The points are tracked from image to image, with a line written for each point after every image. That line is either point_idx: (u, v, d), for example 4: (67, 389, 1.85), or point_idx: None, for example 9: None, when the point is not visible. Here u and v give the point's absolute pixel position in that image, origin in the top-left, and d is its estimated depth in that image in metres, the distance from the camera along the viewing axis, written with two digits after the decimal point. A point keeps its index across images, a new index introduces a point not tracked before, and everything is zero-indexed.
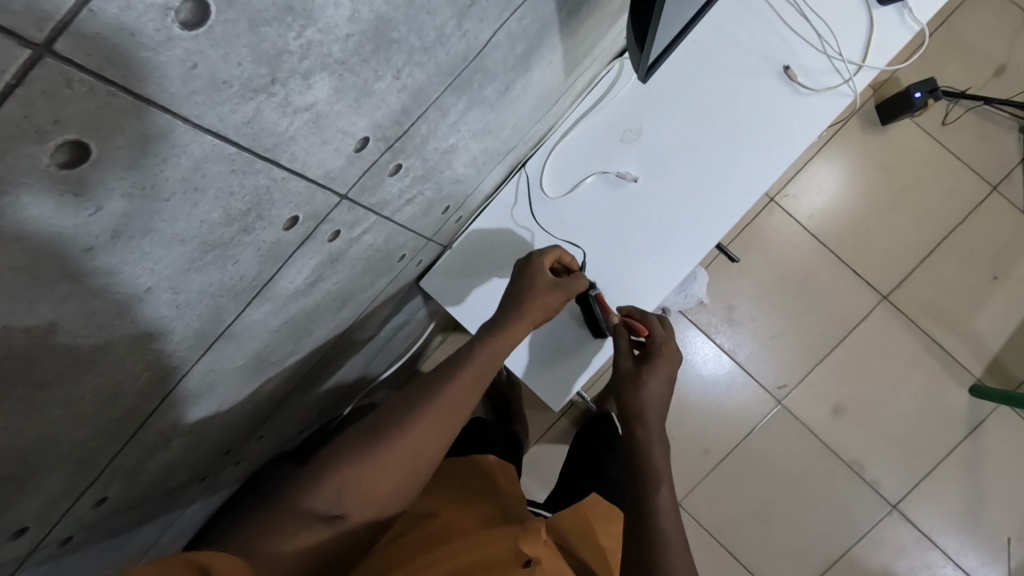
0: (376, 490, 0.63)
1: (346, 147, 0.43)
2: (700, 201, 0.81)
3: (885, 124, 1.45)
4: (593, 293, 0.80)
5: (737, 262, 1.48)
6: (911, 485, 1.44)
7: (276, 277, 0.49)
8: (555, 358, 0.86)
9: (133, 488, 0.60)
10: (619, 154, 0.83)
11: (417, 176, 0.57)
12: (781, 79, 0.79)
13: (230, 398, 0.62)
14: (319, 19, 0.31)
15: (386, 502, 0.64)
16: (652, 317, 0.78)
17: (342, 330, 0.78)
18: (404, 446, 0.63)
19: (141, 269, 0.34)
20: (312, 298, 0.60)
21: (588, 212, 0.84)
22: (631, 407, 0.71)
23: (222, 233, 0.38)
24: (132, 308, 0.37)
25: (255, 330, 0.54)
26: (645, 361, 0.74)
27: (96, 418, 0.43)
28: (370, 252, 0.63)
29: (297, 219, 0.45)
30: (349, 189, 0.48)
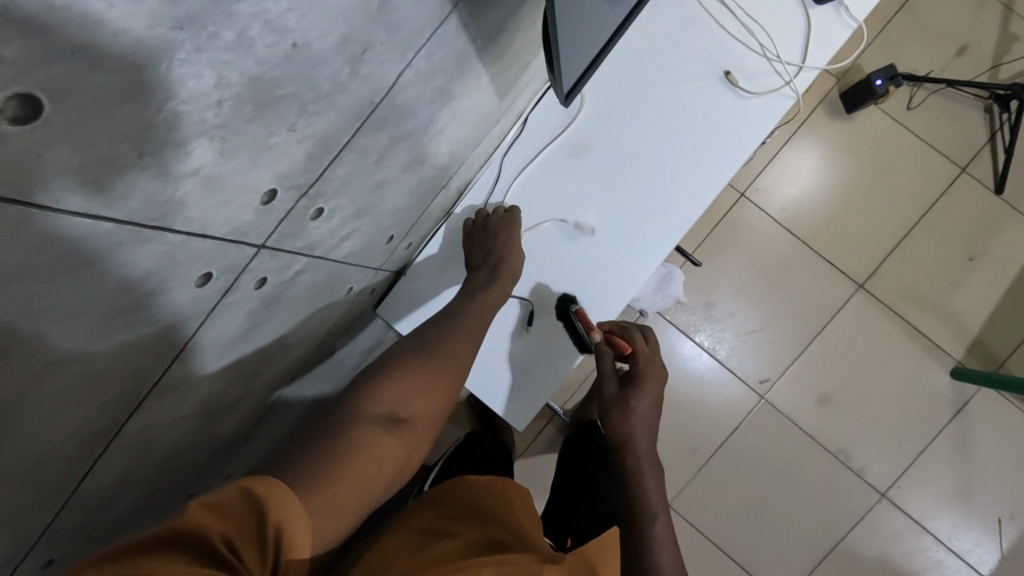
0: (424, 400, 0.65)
1: (251, 201, 0.42)
2: (651, 213, 0.81)
3: (850, 112, 1.44)
4: (574, 309, 0.81)
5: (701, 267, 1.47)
6: (900, 471, 1.44)
7: (201, 330, 0.49)
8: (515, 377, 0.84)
9: (88, 545, 0.59)
10: (567, 171, 0.83)
11: (347, 215, 0.57)
12: (723, 84, 0.79)
13: (178, 446, 0.62)
14: (183, 90, 0.30)
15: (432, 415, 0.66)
16: (634, 333, 0.82)
17: (296, 365, 0.77)
18: (442, 360, 0.69)
19: (34, 351, 0.33)
20: (251, 342, 0.59)
21: (540, 228, 0.83)
22: (620, 436, 0.78)
23: (123, 302, 0.38)
24: (35, 390, 0.36)
25: (190, 382, 0.54)
26: (632, 386, 0.79)
27: (22, 492, 0.43)
28: (312, 290, 0.62)
29: (210, 274, 0.44)
30: (267, 239, 0.48)
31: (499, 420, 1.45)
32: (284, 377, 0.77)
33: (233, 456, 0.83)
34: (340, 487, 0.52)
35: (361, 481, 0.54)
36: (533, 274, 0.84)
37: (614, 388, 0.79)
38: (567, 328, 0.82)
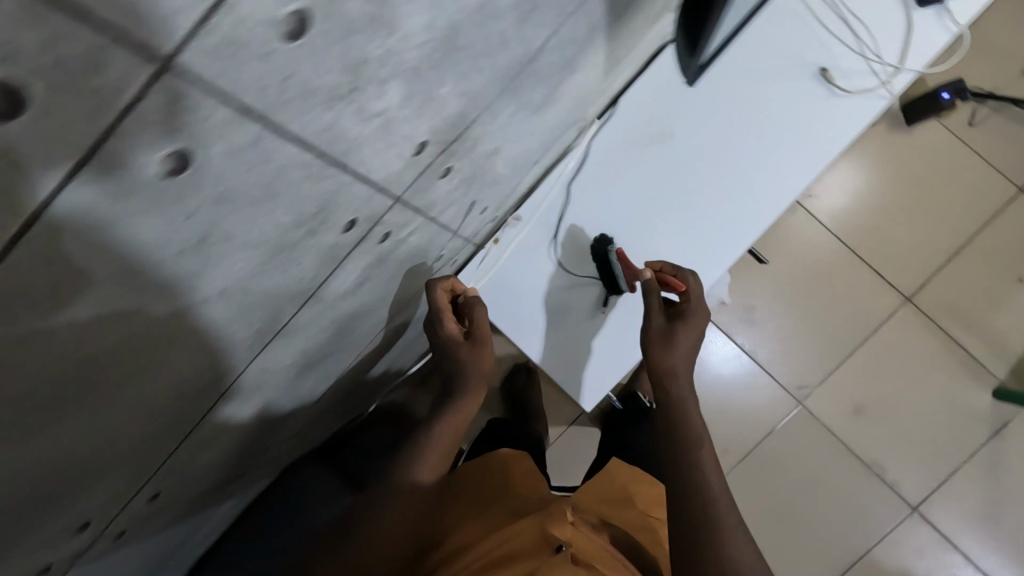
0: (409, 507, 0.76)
1: (406, 151, 0.43)
2: (732, 204, 0.82)
3: (911, 124, 1.43)
4: (612, 249, 0.81)
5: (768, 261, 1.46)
6: (933, 486, 1.42)
7: (331, 278, 0.50)
8: (584, 356, 0.86)
9: (183, 483, 0.60)
10: (650, 158, 0.82)
11: (461, 179, 0.57)
12: (817, 80, 0.79)
13: (273, 396, 0.63)
14: (404, 27, 0.31)
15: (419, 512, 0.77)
16: (686, 271, 0.79)
17: (376, 330, 0.78)
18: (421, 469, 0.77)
19: (218, 271, 0.35)
20: (357, 298, 0.60)
21: (620, 212, 0.84)
22: (661, 365, 0.75)
23: (291, 237, 0.39)
24: (204, 310, 0.37)
25: (305, 330, 0.54)
26: (678, 319, 0.76)
27: (160, 416, 0.44)
28: (411, 253, 0.63)
29: (355, 221, 0.45)
30: (402, 193, 0.48)
31: (534, 408, 1.46)
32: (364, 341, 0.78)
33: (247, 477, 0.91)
34: None
35: None
36: None
37: (660, 320, 0.76)
38: (603, 268, 0.82)
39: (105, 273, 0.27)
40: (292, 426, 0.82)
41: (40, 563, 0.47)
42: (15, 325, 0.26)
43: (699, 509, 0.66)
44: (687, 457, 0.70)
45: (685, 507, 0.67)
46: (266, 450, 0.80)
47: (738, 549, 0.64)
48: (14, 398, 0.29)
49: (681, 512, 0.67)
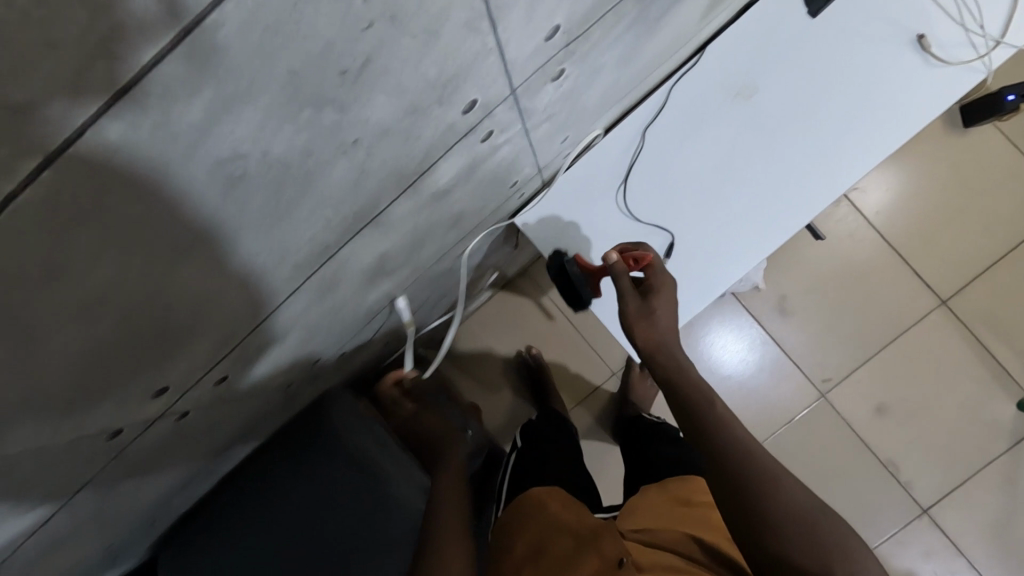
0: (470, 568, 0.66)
1: (540, 33, 0.42)
2: (810, 167, 0.79)
3: (968, 127, 1.42)
4: (567, 258, 0.79)
5: (822, 240, 1.44)
6: (946, 491, 1.42)
7: (431, 170, 0.48)
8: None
9: (247, 376, 0.59)
10: (729, 114, 0.80)
11: (564, 93, 0.55)
12: (913, 47, 0.77)
13: (343, 301, 0.61)
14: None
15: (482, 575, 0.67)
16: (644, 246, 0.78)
17: (439, 257, 0.76)
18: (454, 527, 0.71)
19: (361, 114, 0.33)
20: (441, 207, 0.58)
21: (693, 163, 0.81)
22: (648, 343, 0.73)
23: (425, 99, 0.37)
24: (334, 161, 0.36)
25: (393, 228, 0.53)
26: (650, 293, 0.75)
27: (258, 283, 0.42)
28: (496, 169, 0.61)
29: (473, 104, 0.44)
30: (517, 87, 0.47)
31: (551, 388, 1.46)
32: (426, 267, 0.76)
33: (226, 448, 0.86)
34: None
35: None
36: (679, 207, 0.81)
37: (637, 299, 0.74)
38: (563, 280, 0.81)
39: (284, 73, 0.26)
40: (327, 356, 0.78)
41: (113, 423, 0.45)
42: (198, 106, 0.24)
43: (733, 463, 0.61)
44: (704, 422, 0.66)
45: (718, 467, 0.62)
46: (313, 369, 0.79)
47: (790, 484, 0.59)
48: (166, 199, 0.28)
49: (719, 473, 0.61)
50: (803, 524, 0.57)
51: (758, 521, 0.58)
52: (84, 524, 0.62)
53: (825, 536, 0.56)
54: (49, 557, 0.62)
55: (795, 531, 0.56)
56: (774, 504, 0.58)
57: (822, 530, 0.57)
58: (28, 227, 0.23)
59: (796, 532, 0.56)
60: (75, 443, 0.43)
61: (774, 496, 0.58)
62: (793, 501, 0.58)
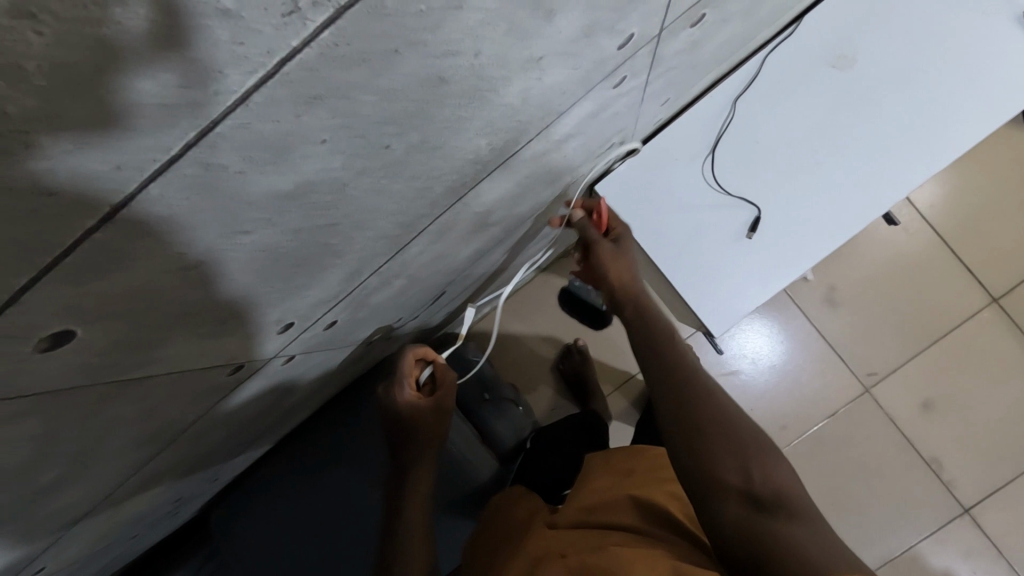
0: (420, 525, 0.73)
1: None
2: (904, 144, 0.78)
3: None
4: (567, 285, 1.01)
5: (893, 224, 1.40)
6: (989, 491, 1.40)
7: (569, 111, 0.47)
8: (722, 286, 0.81)
9: (349, 324, 0.58)
10: (825, 86, 0.79)
11: (690, 42, 0.54)
12: (1016, 24, 0.76)
13: (445, 253, 0.60)
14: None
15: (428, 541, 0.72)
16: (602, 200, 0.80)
17: (524, 220, 0.75)
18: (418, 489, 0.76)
19: (558, 26, 0.32)
20: (553, 157, 0.57)
21: (783, 137, 0.80)
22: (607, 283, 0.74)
23: (603, 20, 0.36)
24: (515, 78, 0.34)
25: (514, 172, 0.52)
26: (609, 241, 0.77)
27: (402, 214, 0.41)
28: (608, 122, 0.60)
29: (630, 39, 0.42)
30: (665, 28, 0.46)
31: (592, 384, 1.45)
32: (511, 229, 0.74)
33: (288, 418, 0.89)
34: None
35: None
36: (766, 179, 0.80)
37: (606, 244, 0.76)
38: None
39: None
40: (406, 317, 0.76)
41: (238, 355, 0.44)
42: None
43: (671, 382, 0.63)
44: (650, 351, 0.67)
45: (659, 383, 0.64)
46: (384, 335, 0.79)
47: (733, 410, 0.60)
48: (390, 91, 0.26)
49: (656, 392, 0.64)
50: (730, 434, 0.58)
51: (686, 430, 0.59)
52: (170, 467, 0.61)
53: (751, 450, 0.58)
54: (132, 500, 0.62)
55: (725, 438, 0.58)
56: (706, 417, 0.60)
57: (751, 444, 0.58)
58: (287, 97, 0.22)
59: (723, 438, 0.58)
60: (203, 371, 0.42)
61: (711, 412, 0.60)
62: (726, 417, 0.59)
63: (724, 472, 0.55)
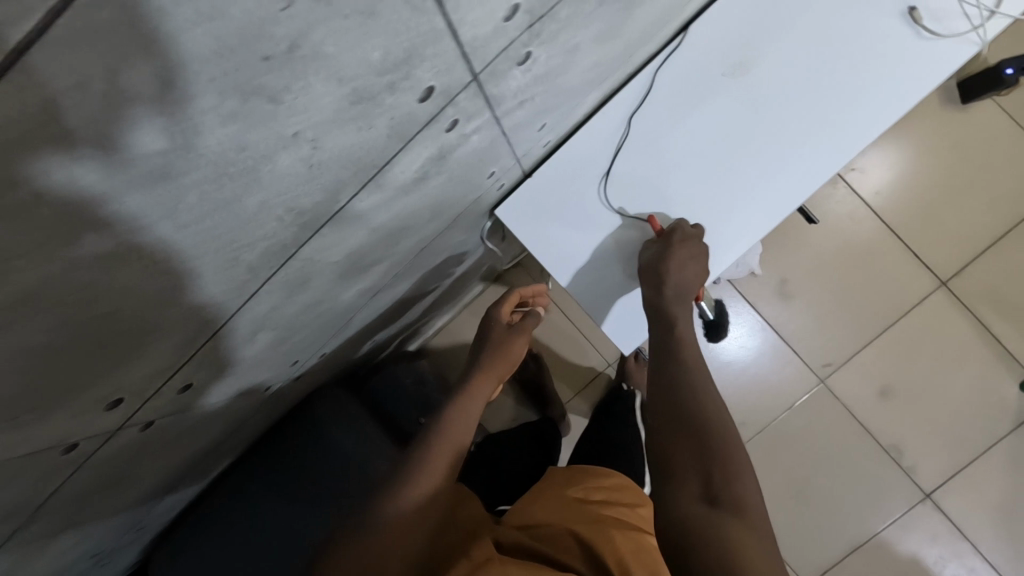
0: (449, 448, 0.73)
1: (499, 11, 0.39)
2: (804, 144, 0.76)
3: (966, 102, 1.37)
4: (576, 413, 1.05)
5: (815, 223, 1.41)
6: (949, 474, 1.40)
7: (394, 161, 0.46)
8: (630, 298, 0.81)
9: (218, 380, 0.57)
10: (722, 91, 0.78)
11: (537, 76, 0.53)
12: (906, 21, 0.73)
13: (316, 300, 0.59)
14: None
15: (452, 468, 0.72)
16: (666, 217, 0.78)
17: (421, 250, 0.74)
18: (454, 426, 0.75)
19: (298, 105, 0.31)
20: (411, 201, 0.56)
21: (679, 150, 0.79)
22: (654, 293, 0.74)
23: (372, 86, 0.35)
24: (275, 154, 0.34)
25: (357, 223, 0.51)
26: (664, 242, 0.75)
27: (214, 284, 0.41)
28: (472, 159, 0.59)
29: (432, 91, 0.41)
30: (481, 71, 0.44)
31: (549, 390, 1.46)
32: (409, 261, 0.73)
33: (215, 458, 0.89)
34: (405, 515, 0.65)
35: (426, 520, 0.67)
36: (665, 194, 0.79)
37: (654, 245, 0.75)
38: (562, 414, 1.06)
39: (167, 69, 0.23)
40: (312, 354, 0.76)
41: (69, 435, 0.43)
42: (83, 99, 0.22)
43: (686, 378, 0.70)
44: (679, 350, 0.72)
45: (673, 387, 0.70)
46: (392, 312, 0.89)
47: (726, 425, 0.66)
48: (60, 205, 0.25)
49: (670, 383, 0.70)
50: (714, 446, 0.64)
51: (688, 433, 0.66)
52: (62, 532, 0.61)
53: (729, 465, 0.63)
54: (28, 563, 0.62)
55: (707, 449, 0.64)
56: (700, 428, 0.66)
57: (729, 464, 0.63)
58: None
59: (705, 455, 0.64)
60: (30, 457, 0.42)
61: (703, 462, 0.64)
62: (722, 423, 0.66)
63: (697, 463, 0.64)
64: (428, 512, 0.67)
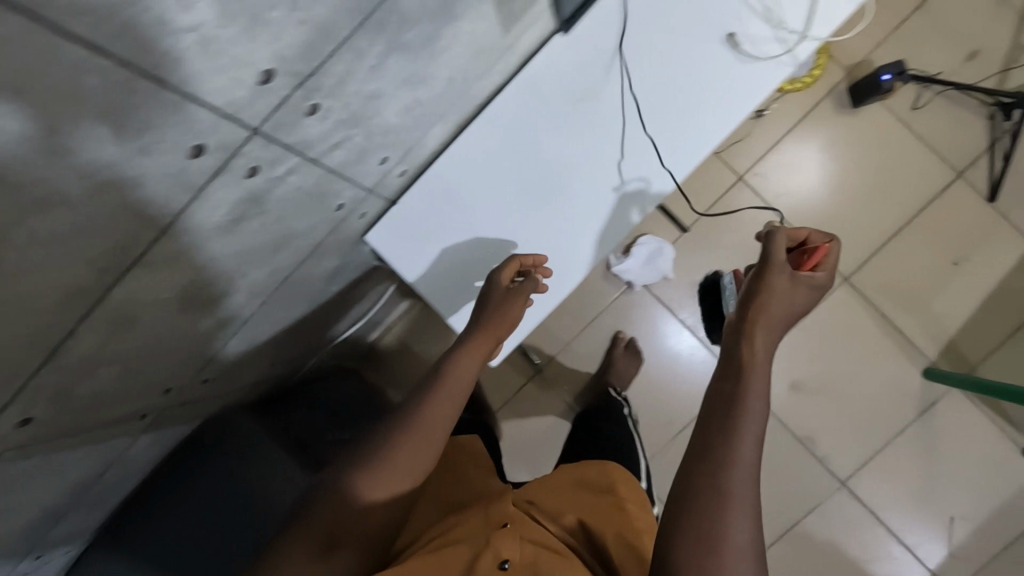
0: (427, 433, 0.68)
1: (247, 78, 0.44)
2: (646, 163, 0.81)
3: (856, 106, 1.45)
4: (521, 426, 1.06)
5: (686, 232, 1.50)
6: (862, 461, 1.46)
7: (188, 208, 0.51)
8: (502, 326, 0.84)
9: (65, 412, 0.61)
10: (565, 119, 0.82)
11: (339, 121, 0.58)
12: (725, 46, 0.79)
13: (161, 333, 0.64)
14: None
15: (422, 448, 0.68)
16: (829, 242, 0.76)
17: (284, 276, 0.79)
18: (436, 402, 0.70)
19: (30, 179, 0.35)
20: (236, 237, 0.61)
21: (531, 173, 0.83)
22: (751, 311, 0.69)
23: (117, 153, 0.40)
24: (23, 222, 0.37)
25: (170, 261, 0.56)
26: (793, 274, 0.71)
27: (9, 331, 0.45)
28: (300, 195, 0.64)
29: (202, 148, 0.47)
30: (261, 124, 0.49)
31: (479, 399, 1.51)
32: (273, 286, 0.79)
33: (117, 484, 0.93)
34: (365, 502, 0.64)
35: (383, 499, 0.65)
36: (521, 215, 0.83)
37: (784, 267, 0.72)
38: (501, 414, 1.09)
39: None
40: (188, 380, 0.80)
41: None
42: None
43: (736, 425, 0.59)
44: (737, 381, 0.63)
45: (711, 437, 0.60)
46: (282, 319, 0.90)
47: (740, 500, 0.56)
48: None
49: (718, 424, 0.60)
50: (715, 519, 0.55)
51: (685, 491, 0.58)
52: None
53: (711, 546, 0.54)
54: None
55: (698, 527, 0.55)
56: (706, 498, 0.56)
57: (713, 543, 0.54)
58: None
59: (694, 533, 0.55)
60: None
61: (699, 532, 0.55)
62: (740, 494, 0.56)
63: (689, 540, 0.55)
64: (394, 489, 0.66)
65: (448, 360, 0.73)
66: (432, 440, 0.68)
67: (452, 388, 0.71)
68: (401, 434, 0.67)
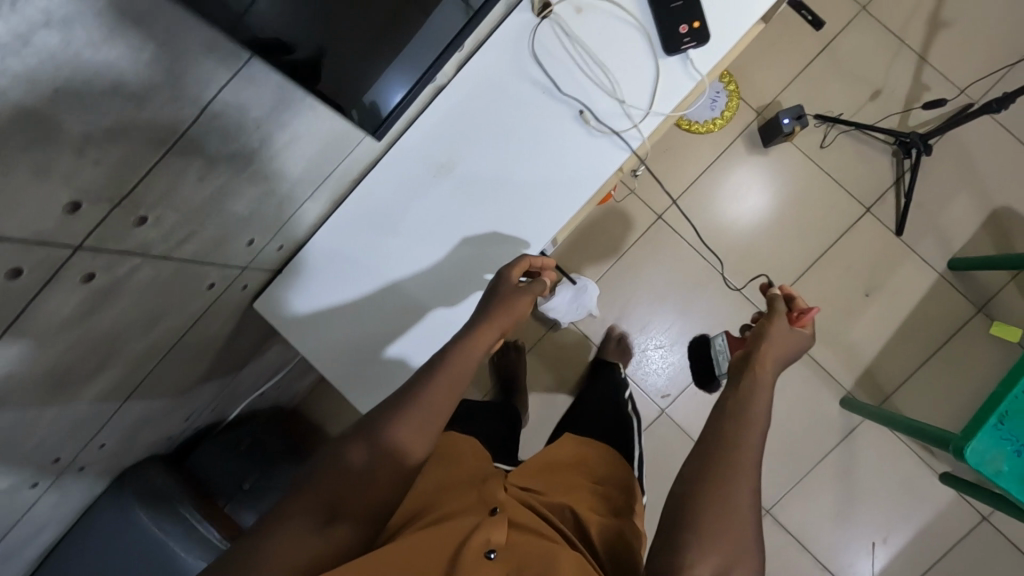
0: (438, 406, 0.68)
1: (52, 209, 0.49)
2: (513, 221, 0.87)
3: (766, 146, 1.50)
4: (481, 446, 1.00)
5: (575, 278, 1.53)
6: (786, 489, 1.50)
7: (24, 316, 0.54)
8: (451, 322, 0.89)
9: None
10: (436, 186, 0.89)
11: (178, 222, 0.64)
12: (577, 121, 0.85)
13: (28, 417, 0.68)
14: None
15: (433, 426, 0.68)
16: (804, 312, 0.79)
17: (166, 347, 0.83)
18: (448, 378, 0.70)
19: None
20: (91, 329, 0.65)
21: (406, 236, 0.90)
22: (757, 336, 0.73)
23: None
24: None
25: (19, 363, 0.59)
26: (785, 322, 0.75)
27: None
28: (156, 283, 0.69)
29: (20, 270, 0.50)
30: (84, 239, 0.54)
31: None
32: (157, 356, 0.83)
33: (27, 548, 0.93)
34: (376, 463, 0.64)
35: (399, 466, 0.65)
36: (402, 268, 0.90)
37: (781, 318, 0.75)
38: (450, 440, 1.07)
39: None
40: (78, 447, 0.84)
41: None
42: None
43: (736, 417, 0.63)
44: (743, 386, 0.67)
45: (718, 424, 0.64)
46: (178, 381, 0.95)
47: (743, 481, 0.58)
48: None
49: (725, 417, 0.64)
50: (713, 492, 0.58)
51: (695, 468, 0.60)
52: None
53: (716, 518, 0.56)
54: None
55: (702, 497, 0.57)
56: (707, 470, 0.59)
57: (715, 512, 0.56)
58: None
59: (696, 502, 0.57)
60: None
61: (718, 510, 0.56)
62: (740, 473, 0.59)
63: (690, 510, 0.57)
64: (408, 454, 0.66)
65: (458, 342, 0.74)
66: (446, 411, 0.69)
67: (462, 369, 0.72)
68: (413, 404, 0.68)
